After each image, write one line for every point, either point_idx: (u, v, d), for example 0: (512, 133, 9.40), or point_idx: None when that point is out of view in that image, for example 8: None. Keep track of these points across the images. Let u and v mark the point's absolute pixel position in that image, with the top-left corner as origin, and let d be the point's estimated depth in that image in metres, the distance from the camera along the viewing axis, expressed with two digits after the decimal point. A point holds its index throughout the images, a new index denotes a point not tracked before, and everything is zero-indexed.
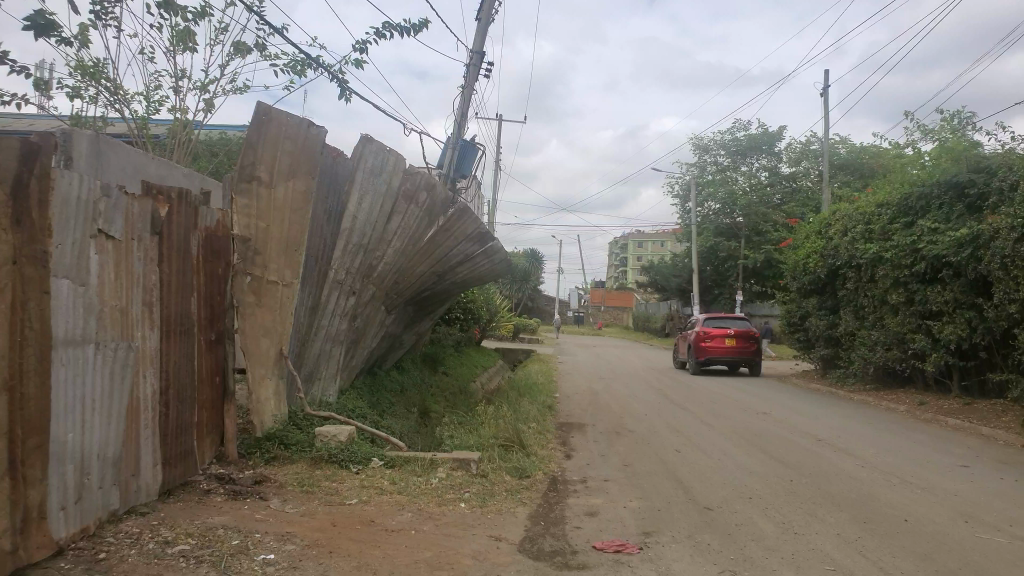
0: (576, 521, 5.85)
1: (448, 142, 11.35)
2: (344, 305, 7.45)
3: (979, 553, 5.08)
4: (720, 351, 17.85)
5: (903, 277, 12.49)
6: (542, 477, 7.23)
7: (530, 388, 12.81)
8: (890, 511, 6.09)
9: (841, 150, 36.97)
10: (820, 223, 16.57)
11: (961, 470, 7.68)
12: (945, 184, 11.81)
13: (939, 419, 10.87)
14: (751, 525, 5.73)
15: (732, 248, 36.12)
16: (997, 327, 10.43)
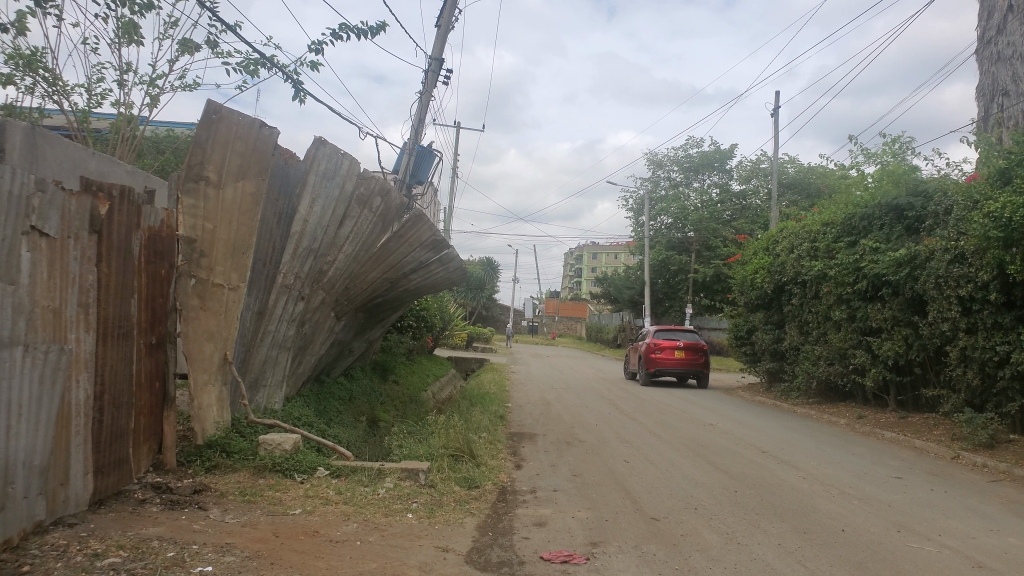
0: (524, 531, 5.81)
1: (404, 148, 11.26)
2: (291, 310, 7.29)
3: (912, 562, 5.19)
4: (670, 363, 18.04)
5: (846, 294, 12.79)
6: (491, 487, 7.18)
7: (482, 397, 12.76)
8: (830, 522, 6.20)
9: (790, 169, 37.89)
10: (768, 240, 16.89)
11: (898, 482, 7.85)
12: (886, 206, 12.17)
13: (876, 433, 11.14)
14: (696, 536, 5.77)
15: (684, 262, 36.65)
16: (932, 345, 10.74)
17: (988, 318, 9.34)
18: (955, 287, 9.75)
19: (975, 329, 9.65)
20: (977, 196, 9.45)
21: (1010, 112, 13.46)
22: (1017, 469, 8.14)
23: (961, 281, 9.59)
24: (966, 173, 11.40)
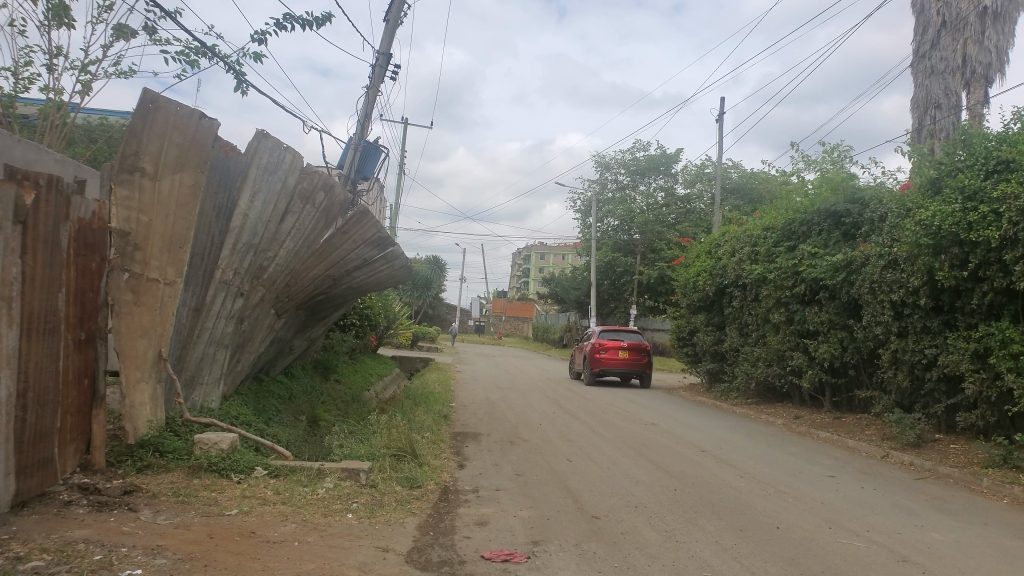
0: (465, 531, 5.80)
1: (350, 142, 11.11)
2: (230, 307, 7.13)
3: (841, 557, 5.36)
4: (613, 364, 18.23)
5: (785, 297, 13.13)
6: (433, 487, 7.14)
7: (426, 397, 12.68)
8: (765, 519, 6.34)
9: (733, 174, 38.69)
10: (711, 243, 17.21)
11: (830, 481, 8.08)
12: (824, 213, 12.52)
13: (812, 432, 11.45)
14: (635, 534, 5.84)
15: (629, 263, 37.05)
16: (865, 347, 11.09)
17: (918, 321, 9.67)
18: (888, 291, 10.06)
19: (905, 332, 9.99)
20: (909, 204, 9.79)
21: (942, 123, 15.48)
22: (942, 466, 8.47)
23: (894, 286, 9.91)
24: (900, 181, 11.81)
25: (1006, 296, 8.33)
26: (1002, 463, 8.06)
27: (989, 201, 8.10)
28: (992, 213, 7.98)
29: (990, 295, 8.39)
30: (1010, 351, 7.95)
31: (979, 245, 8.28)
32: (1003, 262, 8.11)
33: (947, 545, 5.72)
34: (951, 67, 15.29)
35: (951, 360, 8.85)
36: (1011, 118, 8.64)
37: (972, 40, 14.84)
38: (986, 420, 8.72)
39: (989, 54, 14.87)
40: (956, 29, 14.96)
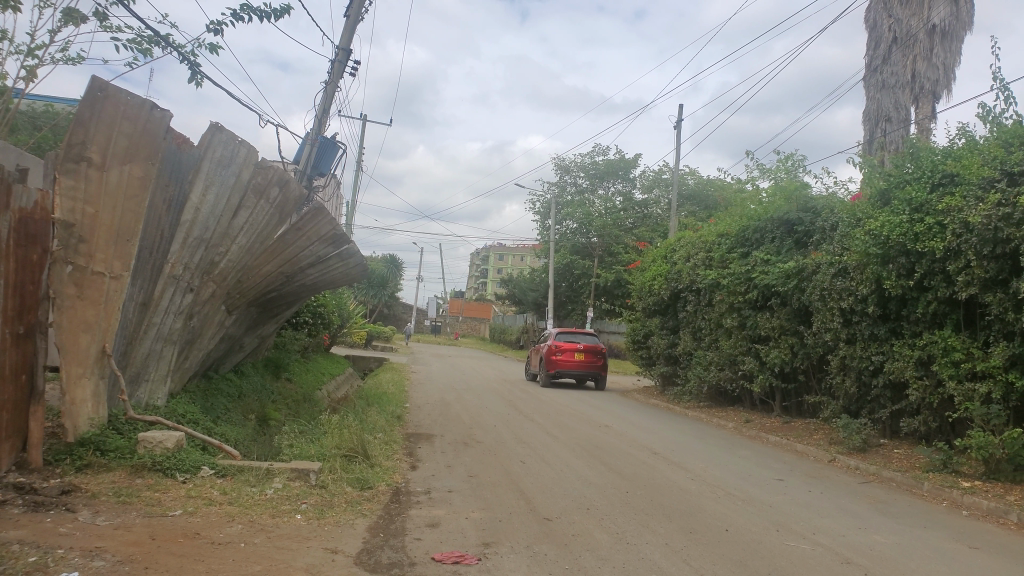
0: (416, 533, 5.76)
1: (307, 137, 10.95)
2: (179, 302, 6.96)
3: (786, 559, 5.46)
4: (569, 365, 18.31)
5: (737, 303, 13.34)
6: (384, 488, 7.07)
7: (379, 397, 12.56)
8: (714, 522, 6.43)
9: (689, 181, 39.20)
10: (667, 248, 17.38)
11: (778, 484, 8.21)
12: (777, 221, 12.77)
13: (761, 436, 11.66)
14: (587, 536, 5.86)
15: (586, 267, 37.25)
16: (815, 353, 11.32)
17: (866, 329, 9.90)
18: (837, 299, 10.28)
19: (854, 339, 10.22)
20: (859, 214, 10.02)
21: (891, 136, 15.83)
22: (886, 471, 8.69)
23: (844, 294, 10.13)
24: (851, 192, 12.08)
25: (948, 306, 8.59)
26: (942, 468, 8.32)
27: (935, 213, 8.35)
28: (938, 224, 8.22)
29: (934, 304, 8.64)
30: (952, 359, 8.21)
31: (925, 255, 8.52)
32: (947, 272, 8.36)
33: (888, 547, 5.87)
34: (900, 81, 15.76)
35: (897, 367, 9.08)
36: (957, 133, 8.92)
37: (921, 56, 15.36)
38: (929, 426, 8.98)
39: (936, 71, 15.41)
40: (905, 45, 15.51)
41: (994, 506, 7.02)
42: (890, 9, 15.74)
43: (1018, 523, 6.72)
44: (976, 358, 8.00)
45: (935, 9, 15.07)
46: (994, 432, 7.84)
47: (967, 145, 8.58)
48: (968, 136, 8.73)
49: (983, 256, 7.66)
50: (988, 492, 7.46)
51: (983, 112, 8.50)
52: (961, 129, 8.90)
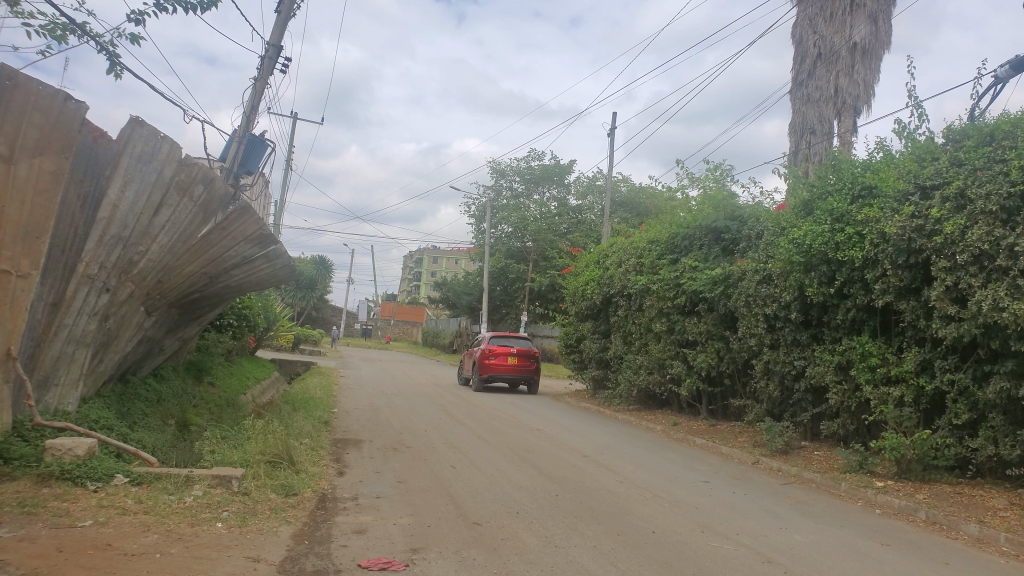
0: (342, 539, 5.66)
1: (234, 134, 10.65)
2: (94, 303, 6.68)
3: (710, 559, 5.57)
4: (501, 369, 18.33)
5: (667, 308, 13.59)
6: (310, 495, 6.94)
7: (306, 402, 12.30)
8: (641, 524, 6.53)
9: (622, 188, 39.95)
10: (599, 253, 17.57)
11: (704, 486, 8.39)
12: (706, 229, 13.08)
13: (688, 438, 11.90)
14: (516, 539, 5.87)
15: (520, 271, 37.44)
16: (740, 358, 11.63)
17: (789, 334, 10.21)
18: (762, 305, 10.57)
19: (777, 344, 10.53)
20: (784, 223, 10.33)
21: (815, 148, 16.41)
22: (805, 472, 8.98)
23: (768, 300, 10.43)
24: (776, 202, 12.45)
25: (866, 313, 8.93)
26: (858, 468, 8.64)
27: (854, 223, 8.66)
28: (857, 234, 8.54)
29: (853, 311, 8.97)
30: (868, 364, 8.54)
31: (845, 264, 8.84)
32: (865, 281, 8.70)
33: (806, 545, 6.06)
34: (824, 96, 16.29)
35: (818, 371, 9.40)
36: (876, 147, 9.29)
37: (843, 72, 15.97)
38: (847, 428, 9.34)
39: (857, 87, 15.98)
40: (829, 61, 16.13)
41: (904, 504, 7.34)
42: (816, 26, 16.36)
43: (926, 520, 7.03)
44: (891, 363, 8.35)
45: (857, 28, 15.80)
46: (906, 433, 8.20)
47: (884, 158, 8.94)
48: (885, 150, 9.12)
49: (898, 266, 8.00)
50: (900, 491, 7.79)
51: (899, 128, 8.89)
52: (879, 144, 9.28)
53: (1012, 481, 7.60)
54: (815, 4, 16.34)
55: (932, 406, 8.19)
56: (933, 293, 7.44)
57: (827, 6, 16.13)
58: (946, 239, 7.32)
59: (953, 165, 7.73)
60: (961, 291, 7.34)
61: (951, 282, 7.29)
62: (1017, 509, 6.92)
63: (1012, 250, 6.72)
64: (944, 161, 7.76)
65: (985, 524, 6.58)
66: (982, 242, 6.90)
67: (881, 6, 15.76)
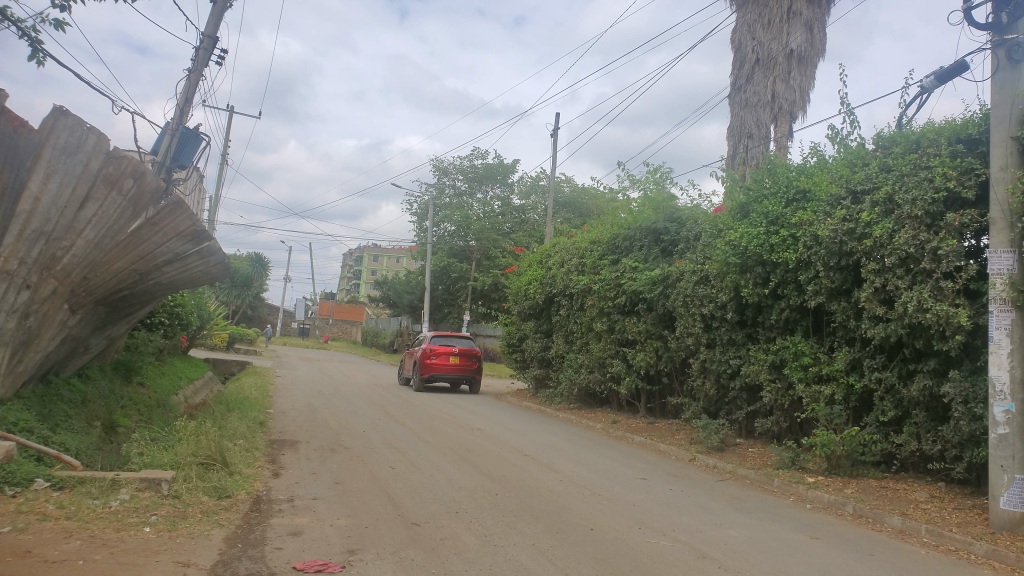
0: (277, 542, 5.56)
1: (167, 127, 10.34)
2: (13, 300, 6.45)
3: (646, 556, 5.65)
4: (443, 369, 18.25)
5: (607, 307, 13.75)
6: (244, 497, 6.79)
7: (241, 403, 12.03)
8: (580, 522, 6.59)
9: (565, 188, 40.27)
10: (542, 253, 17.65)
11: (641, 483, 8.53)
12: (646, 230, 13.28)
13: (627, 437, 12.06)
14: (454, 539, 5.86)
15: (463, 270, 37.35)
16: (678, 357, 11.84)
17: (725, 334, 10.45)
18: (699, 305, 10.79)
19: (713, 344, 10.76)
20: (720, 225, 10.56)
21: (752, 152, 16.79)
22: (740, 469, 9.20)
23: (705, 300, 10.64)
24: (714, 204, 12.71)
25: (799, 313, 9.19)
26: (791, 465, 8.88)
27: (788, 225, 8.90)
28: (791, 237, 8.77)
29: (787, 311, 9.22)
30: (801, 363, 8.80)
31: (779, 265, 9.09)
32: (798, 282, 8.96)
33: (739, 540, 6.21)
34: (761, 101, 16.69)
35: (753, 370, 9.64)
36: (810, 152, 9.57)
37: (780, 78, 16.47)
38: (780, 425, 9.61)
39: (794, 93, 16.53)
40: (767, 67, 16.54)
41: (833, 499, 7.57)
42: (754, 32, 16.70)
43: (853, 514, 7.28)
44: (822, 362, 8.61)
45: (793, 35, 16.27)
46: (836, 430, 8.49)
47: (818, 163, 9.20)
48: (819, 155, 9.39)
49: (829, 267, 8.26)
50: (829, 486, 8.04)
51: (832, 133, 9.17)
52: (813, 149, 9.55)
53: (933, 475, 7.93)
54: (754, 10, 16.68)
55: (861, 404, 8.48)
56: (862, 294, 7.71)
57: (765, 13, 16.50)
58: (875, 242, 7.58)
59: (882, 170, 7.97)
60: (888, 293, 7.62)
61: (879, 284, 7.57)
62: (937, 501, 7.22)
63: (936, 254, 7.01)
64: (874, 166, 8.00)
65: (908, 517, 6.84)
66: (908, 245, 7.18)
67: (816, 14, 16.41)
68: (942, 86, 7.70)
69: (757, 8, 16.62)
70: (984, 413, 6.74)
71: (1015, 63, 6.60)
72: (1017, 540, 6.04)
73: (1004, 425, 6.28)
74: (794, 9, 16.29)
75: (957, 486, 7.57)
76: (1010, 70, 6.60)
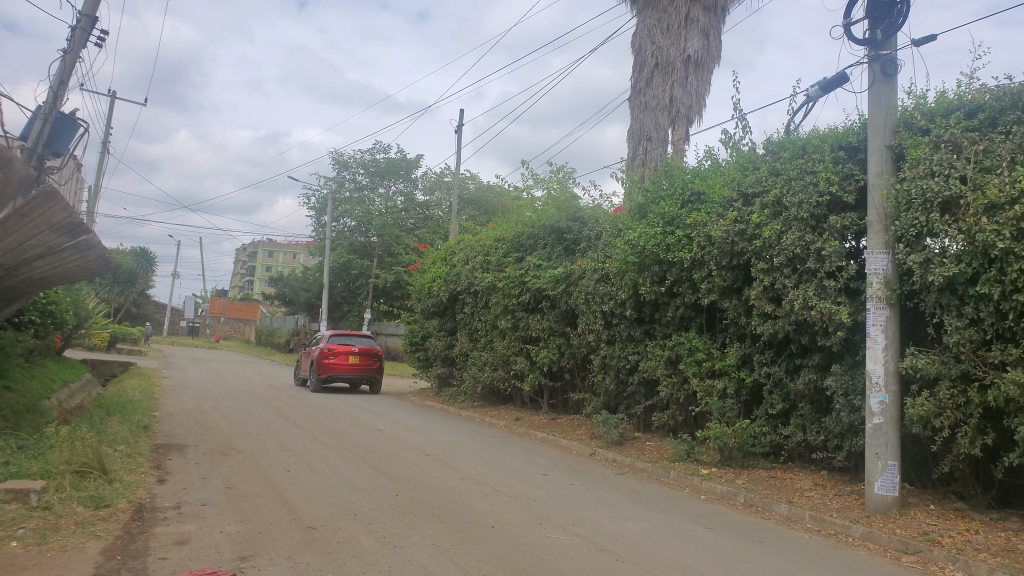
0: (160, 552, 5.25)
1: (38, 111, 9.62)
2: None
3: (546, 551, 5.68)
4: (343, 368, 17.85)
5: (511, 305, 13.76)
6: (125, 505, 6.41)
7: (122, 406, 11.35)
8: (481, 519, 6.54)
9: (470, 185, 40.22)
10: (446, 251, 17.52)
11: (543, 479, 8.58)
12: (549, 228, 13.39)
13: (529, 433, 12.12)
14: (351, 542, 5.71)
15: (364, 267, 36.74)
16: (580, 353, 12.02)
17: (624, 331, 10.66)
18: (600, 303, 10.95)
19: (613, 340, 10.96)
20: (620, 225, 10.71)
21: (651, 154, 17.22)
22: (639, 462, 9.38)
23: (605, 298, 10.81)
24: (614, 204, 12.94)
25: (693, 310, 9.47)
26: (686, 457, 9.13)
27: (684, 226, 9.12)
28: (686, 237, 9.02)
29: (682, 309, 9.48)
30: (695, 358, 9.05)
31: (674, 264, 9.31)
32: (692, 280, 9.21)
33: (637, 532, 6.32)
34: (660, 104, 17.11)
35: (650, 366, 9.87)
36: (705, 155, 9.85)
37: (677, 83, 16.89)
38: (676, 419, 9.88)
39: (690, 98, 16.97)
40: (665, 72, 16.98)
41: (726, 489, 7.82)
42: (653, 37, 17.12)
43: (744, 503, 7.54)
44: (715, 358, 8.90)
45: (690, 41, 16.71)
46: (728, 423, 8.80)
47: (712, 166, 9.46)
48: (713, 158, 9.69)
49: (722, 267, 8.53)
50: (721, 478, 8.31)
51: (726, 138, 9.48)
52: (708, 152, 9.85)
53: (816, 464, 8.32)
54: (654, 16, 17.11)
55: (751, 397, 8.82)
56: (752, 292, 8.00)
57: (664, 18, 16.93)
58: (764, 242, 7.87)
59: (771, 174, 8.28)
60: (776, 291, 7.94)
61: (767, 282, 7.87)
62: (820, 488, 7.59)
63: (821, 254, 7.37)
64: (764, 170, 8.30)
65: (794, 504, 7.15)
66: (795, 246, 7.50)
67: (711, 22, 16.86)
68: (826, 96, 8.09)
69: (656, 13, 17.07)
70: (861, 404, 7.13)
71: (889, 77, 6.99)
72: (890, 522, 6.40)
73: (879, 415, 6.65)
74: (691, 16, 16.70)
75: (838, 473, 7.99)
76: (885, 83, 7.00)
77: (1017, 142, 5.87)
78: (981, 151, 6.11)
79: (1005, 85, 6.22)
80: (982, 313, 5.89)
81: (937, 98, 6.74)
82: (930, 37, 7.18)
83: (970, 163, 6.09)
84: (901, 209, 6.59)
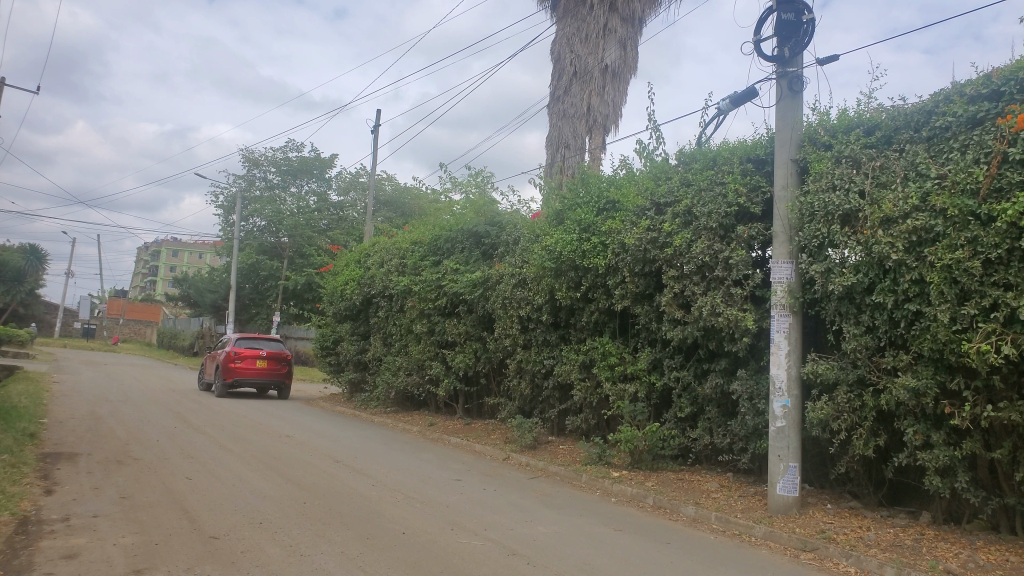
0: (46, 567, 4.92)
1: None
2: None
3: (457, 556, 5.60)
4: (249, 373, 17.27)
5: (427, 309, 13.63)
6: (7, 518, 5.99)
7: (6, 413, 10.62)
8: (391, 526, 6.41)
9: (386, 186, 39.88)
10: (360, 253, 17.23)
11: (456, 484, 8.49)
12: (467, 232, 13.35)
13: (443, 437, 12.03)
14: (256, 551, 5.49)
15: (273, 268, 35.79)
16: (496, 357, 12.03)
17: (540, 335, 10.71)
18: (517, 307, 10.96)
19: (529, 344, 10.99)
20: (537, 231, 10.76)
21: (569, 161, 17.41)
22: (551, 466, 9.43)
23: (522, 303, 10.82)
24: (531, 210, 13.02)
25: (607, 316, 9.58)
26: (598, 460, 9.22)
27: (599, 233, 9.22)
28: (601, 244, 9.11)
29: (597, 314, 9.57)
30: (608, 363, 9.16)
31: (589, 270, 9.39)
32: (607, 286, 9.32)
33: (548, 536, 6.32)
34: (578, 112, 17.32)
35: (564, 370, 9.94)
36: (620, 165, 10.01)
37: (595, 92, 17.14)
38: (588, 423, 9.99)
39: (607, 107, 17.25)
40: (583, 80, 17.20)
41: (636, 492, 7.94)
42: (572, 45, 17.33)
43: (653, 505, 7.67)
44: (627, 362, 9.04)
45: (608, 51, 16.98)
46: (639, 426, 8.94)
47: (627, 175, 9.61)
48: (628, 167, 9.85)
49: (635, 273, 8.67)
50: (631, 480, 8.44)
51: (640, 148, 9.66)
52: (623, 161, 10.00)
53: (721, 466, 8.57)
54: (573, 24, 17.32)
55: (660, 401, 9.00)
56: (662, 299, 8.15)
57: (583, 27, 17.16)
58: (675, 251, 8.03)
59: (683, 184, 8.48)
60: (686, 298, 8.12)
61: (677, 289, 8.04)
62: (726, 490, 7.80)
63: (729, 263, 7.57)
64: (675, 180, 8.49)
65: (700, 505, 7.32)
66: (705, 255, 7.68)
67: (629, 33, 17.19)
68: (736, 109, 8.34)
69: (576, 22, 17.29)
70: (765, 408, 7.36)
71: (795, 93, 7.26)
72: (790, 521, 6.62)
73: (782, 419, 6.88)
74: (609, 26, 16.95)
75: (742, 475, 8.24)
76: (792, 99, 7.26)
77: (910, 159, 6.19)
78: (878, 168, 6.41)
79: (900, 105, 6.55)
80: (877, 321, 6.17)
81: (840, 115, 7.05)
82: (833, 57, 7.50)
83: (869, 177, 6.38)
84: (804, 221, 6.85)
